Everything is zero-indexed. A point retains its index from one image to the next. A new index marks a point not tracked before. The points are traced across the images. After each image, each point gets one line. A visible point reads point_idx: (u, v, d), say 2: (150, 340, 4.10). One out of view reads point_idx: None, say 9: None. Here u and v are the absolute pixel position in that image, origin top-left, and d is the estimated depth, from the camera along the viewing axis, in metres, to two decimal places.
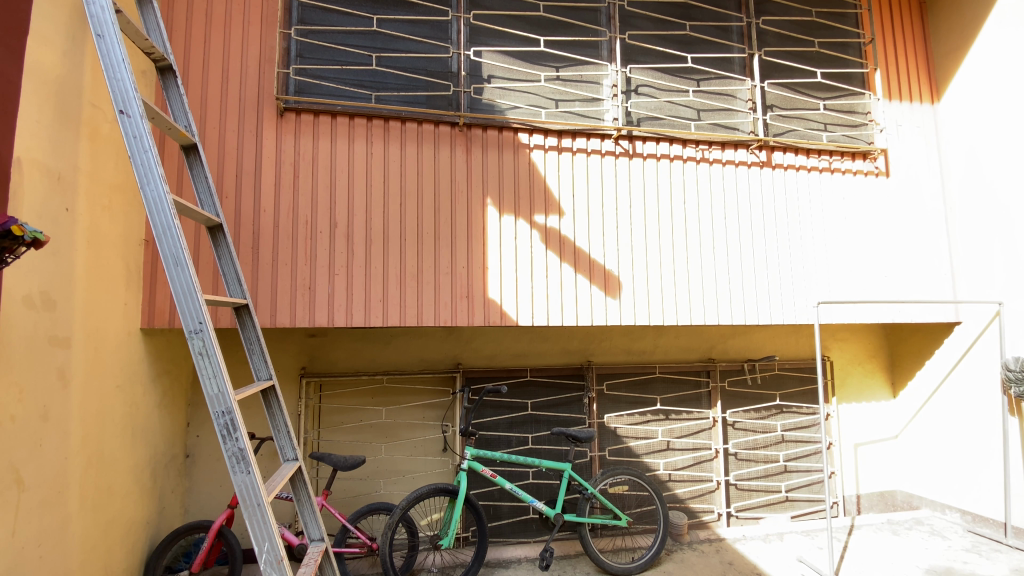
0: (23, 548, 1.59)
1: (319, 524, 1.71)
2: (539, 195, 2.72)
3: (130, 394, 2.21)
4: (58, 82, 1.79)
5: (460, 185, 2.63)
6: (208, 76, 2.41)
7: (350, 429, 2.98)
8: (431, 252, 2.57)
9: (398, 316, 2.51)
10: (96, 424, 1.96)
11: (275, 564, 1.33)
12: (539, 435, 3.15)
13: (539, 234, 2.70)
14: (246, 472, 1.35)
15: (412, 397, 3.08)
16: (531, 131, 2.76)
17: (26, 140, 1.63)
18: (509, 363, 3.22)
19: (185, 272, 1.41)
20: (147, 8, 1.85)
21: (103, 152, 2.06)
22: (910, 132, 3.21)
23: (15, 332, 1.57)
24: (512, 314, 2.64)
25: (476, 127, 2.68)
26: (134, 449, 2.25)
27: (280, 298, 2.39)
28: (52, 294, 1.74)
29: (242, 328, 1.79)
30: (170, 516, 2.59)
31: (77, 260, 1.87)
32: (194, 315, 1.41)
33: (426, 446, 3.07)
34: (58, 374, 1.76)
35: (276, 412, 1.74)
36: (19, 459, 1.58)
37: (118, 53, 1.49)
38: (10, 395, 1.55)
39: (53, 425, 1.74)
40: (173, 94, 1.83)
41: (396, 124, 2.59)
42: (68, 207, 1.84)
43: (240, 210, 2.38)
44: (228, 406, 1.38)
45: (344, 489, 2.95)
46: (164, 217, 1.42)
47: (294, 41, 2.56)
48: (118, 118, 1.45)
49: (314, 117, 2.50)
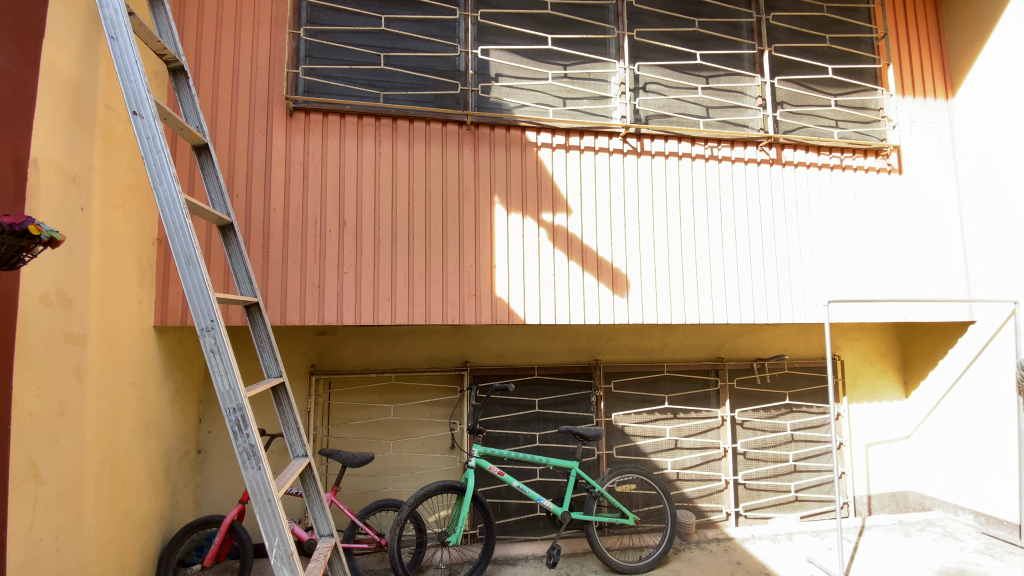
0: (40, 542, 1.62)
1: (328, 520, 1.73)
2: (547, 193, 2.72)
3: (144, 389, 2.25)
4: (72, 83, 1.81)
5: (468, 183, 2.64)
6: (219, 76, 2.44)
7: (359, 426, 3.01)
8: (439, 249, 2.58)
9: (405, 315, 2.53)
10: (109, 419, 1.99)
11: (285, 559, 1.35)
12: (547, 433, 3.16)
13: (546, 232, 2.70)
14: (257, 468, 1.37)
15: (421, 395, 3.09)
16: (539, 129, 2.76)
17: (44, 142, 1.67)
18: (516, 361, 3.22)
19: (197, 271, 1.43)
20: (159, 9, 1.87)
21: (117, 152, 2.09)
22: (924, 129, 3.17)
23: (33, 329, 1.61)
24: (519, 312, 2.64)
25: (484, 126, 2.69)
26: (147, 444, 2.29)
27: (290, 296, 2.42)
28: (68, 292, 1.78)
29: (252, 326, 1.80)
30: (182, 510, 2.63)
31: (92, 259, 1.90)
32: (205, 313, 1.43)
33: (434, 443, 3.09)
34: (74, 371, 1.80)
35: (285, 408, 1.76)
36: (36, 453, 1.61)
37: (131, 53, 1.51)
38: (28, 390, 1.59)
39: (71, 419, 1.78)
40: (185, 95, 1.86)
41: (404, 123, 2.60)
42: (84, 207, 1.87)
43: (250, 210, 2.41)
44: (238, 402, 1.40)
45: (353, 485, 2.98)
46: (176, 216, 1.45)
47: (303, 40, 2.57)
48: (131, 119, 1.48)
49: (323, 116, 2.52)
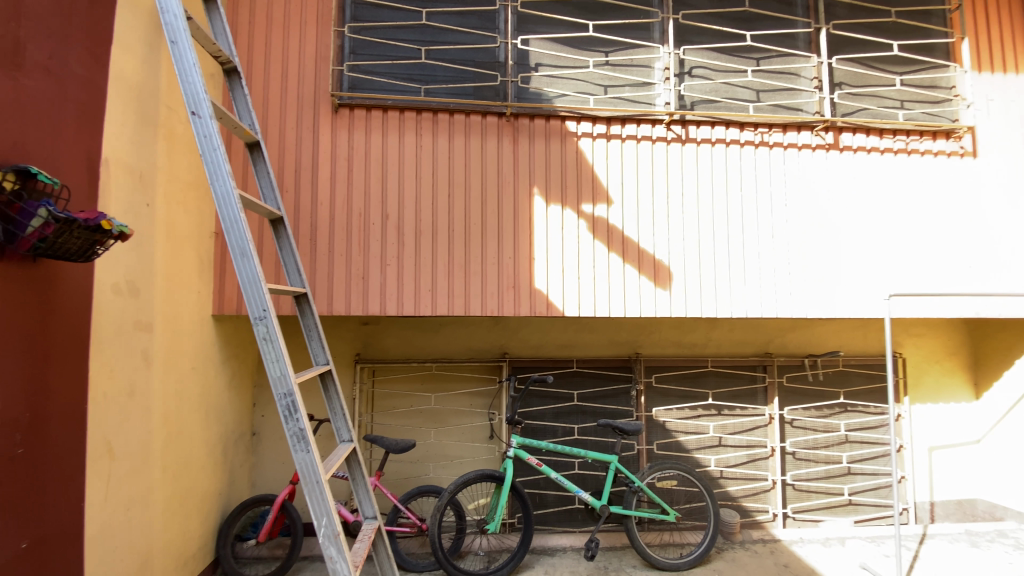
0: (113, 513, 1.76)
1: (372, 503, 1.80)
2: (587, 183, 2.68)
3: (204, 374, 2.40)
4: (138, 87, 1.93)
5: (507, 175, 2.64)
6: (269, 75, 2.53)
7: (401, 414, 3.09)
8: (478, 241, 2.60)
9: (446, 306, 2.57)
10: (174, 401, 2.14)
11: (333, 538, 1.42)
12: (586, 426, 3.14)
13: (587, 223, 2.67)
14: (306, 451, 1.44)
15: (462, 385, 3.14)
16: (580, 119, 2.71)
17: (114, 144, 1.79)
18: (555, 354, 3.21)
19: (250, 263, 1.51)
20: (213, 13, 1.97)
21: (178, 151, 2.22)
22: (1004, 108, 2.90)
23: (106, 317, 1.74)
24: (558, 305, 2.63)
25: (524, 117, 2.67)
26: (208, 425, 2.44)
27: (336, 287, 2.50)
28: (137, 282, 1.91)
29: (301, 316, 1.89)
30: (239, 489, 2.79)
31: (158, 252, 2.04)
32: (258, 303, 1.51)
33: (473, 433, 3.13)
34: (142, 356, 1.94)
35: (332, 395, 1.84)
36: (109, 431, 1.75)
37: (189, 57, 1.60)
38: (102, 373, 1.72)
39: (139, 401, 1.92)
40: (238, 94, 1.94)
41: (444, 116, 2.62)
42: (149, 203, 2.00)
43: (299, 204, 2.50)
44: (288, 388, 1.47)
45: (395, 470, 3.07)
46: (231, 210, 1.52)
47: (348, 38, 2.63)
48: (191, 119, 1.57)
49: (366, 112, 2.57)
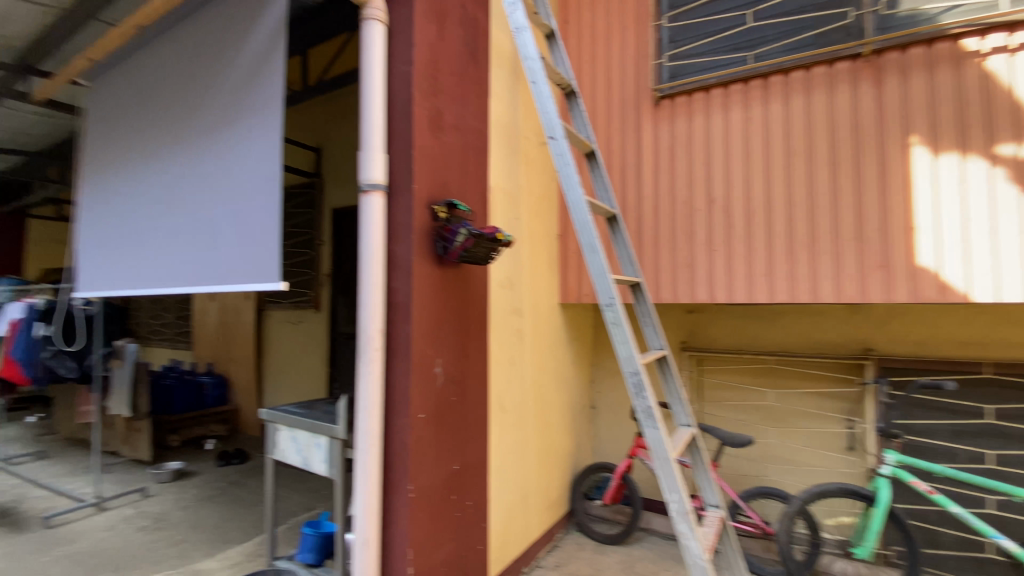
0: (504, 457, 2.29)
1: (715, 492, 1.84)
2: (1010, 113, 1.92)
3: (558, 353, 2.86)
4: (508, 123, 2.42)
5: (869, 128, 2.17)
6: (598, 87, 2.81)
7: (734, 407, 2.95)
8: (829, 213, 2.24)
9: (789, 290, 2.31)
10: (539, 373, 2.64)
11: (683, 515, 1.49)
12: (1010, 454, 2.31)
13: (1007, 171, 1.93)
14: (654, 427, 1.55)
15: (807, 382, 2.76)
16: (984, 32, 1.96)
17: (497, 173, 2.31)
18: (949, 353, 2.45)
19: (598, 258, 1.72)
20: (555, 47, 2.31)
21: (535, 170, 2.69)
22: None
23: (496, 306, 2.27)
24: (958, 286, 1.99)
25: (890, 50, 2.13)
26: (562, 397, 2.90)
27: (665, 274, 2.59)
28: (512, 278, 2.42)
29: (636, 303, 2.04)
30: (584, 454, 3.22)
31: (524, 254, 2.53)
32: (606, 293, 1.70)
33: (823, 439, 2.71)
34: (519, 336, 2.45)
35: (669, 378, 1.94)
36: (501, 393, 2.28)
37: (546, 91, 1.92)
38: (496, 348, 2.26)
39: (518, 371, 2.43)
40: (576, 112, 2.26)
41: (777, 79, 2.37)
42: (517, 215, 2.50)
43: (628, 199, 2.70)
44: (636, 367, 1.61)
45: (731, 465, 2.95)
46: (581, 215, 1.77)
47: (666, 28, 2.65)
48: (548, 143, 1.89)
49: (688, 97, 2.56)
